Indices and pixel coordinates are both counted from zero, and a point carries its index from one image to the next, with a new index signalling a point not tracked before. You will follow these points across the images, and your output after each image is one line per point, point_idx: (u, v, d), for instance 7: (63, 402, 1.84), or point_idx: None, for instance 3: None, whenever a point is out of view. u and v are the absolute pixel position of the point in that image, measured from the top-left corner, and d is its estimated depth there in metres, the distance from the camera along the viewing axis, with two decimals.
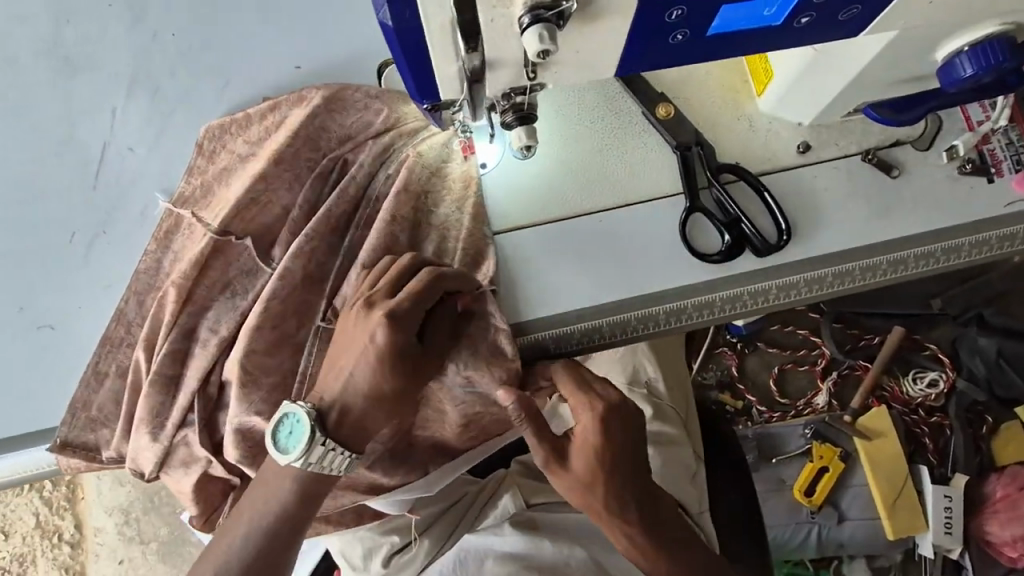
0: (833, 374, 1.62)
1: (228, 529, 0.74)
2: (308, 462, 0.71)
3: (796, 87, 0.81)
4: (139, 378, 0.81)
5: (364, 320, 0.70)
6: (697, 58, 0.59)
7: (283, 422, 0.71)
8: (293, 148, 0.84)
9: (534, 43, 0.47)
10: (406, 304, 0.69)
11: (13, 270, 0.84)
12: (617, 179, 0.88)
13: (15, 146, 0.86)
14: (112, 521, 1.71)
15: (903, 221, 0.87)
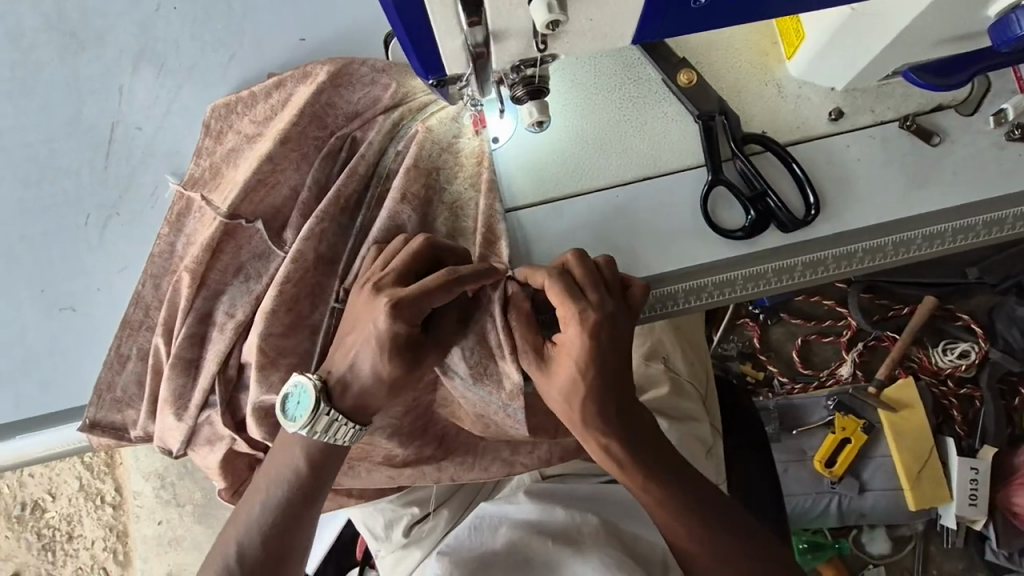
0: (860, 344, 1.58)
1: (250, 499, 0.76)
2: (313, 432, 0.72)
3: (831, 47, 0.75)
4: (160, 360, 0.82)
5: (370, 304, 0.70)
6: (721, 22, 0.55)
7: (291, 392, 0.73)
8: (301, 126, 0.81)
9: (541, 14, 0.43)
10: (413, 294, 0.68)
11: (31, 255, 0.85)
12: (636, 152, 0.84)
13: (26, 129, 0.85)
14: (149, 486, 1.78)
15: (943, 192, 0.82)
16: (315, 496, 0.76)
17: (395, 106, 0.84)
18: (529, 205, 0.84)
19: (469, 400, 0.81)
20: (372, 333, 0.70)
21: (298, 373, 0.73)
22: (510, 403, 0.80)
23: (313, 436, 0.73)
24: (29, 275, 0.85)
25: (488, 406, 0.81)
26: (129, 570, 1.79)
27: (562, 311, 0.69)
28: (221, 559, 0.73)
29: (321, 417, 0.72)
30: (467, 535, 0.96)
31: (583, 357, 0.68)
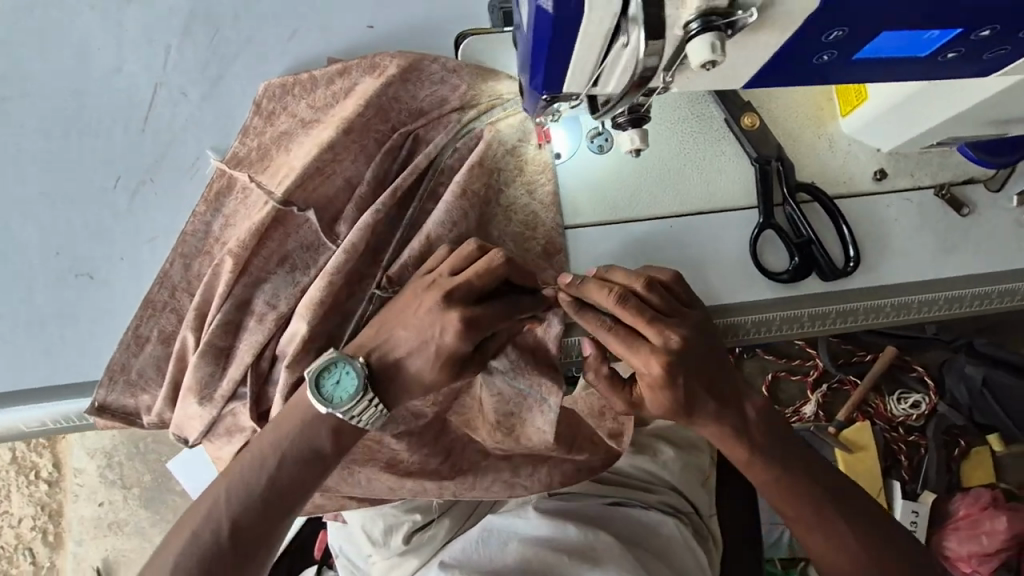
0: (824, 385, 1.60)
1: (233, 470, 0.70)
2: (353, 415, 0.69)
3: (892, 112, 0.79)
4: (186, 346, 0.77)
5: (439, 312, 0.68)
6: (831, 78, 0.57)
7: (331, 370, 0.69)
8: (368, 118, 0.78)
9: (703, 53, 0.43)
10: (486, 316, 0.70)
11: (51, 213, 0.80)
12: (693, 187, 0.86)
13: (58, 78, 0.80)
14: (94, 463, 1.66)
15: (968, 260, 0.87)
16: (317, 474, 0.71)
17: (461, 110, 0.82)
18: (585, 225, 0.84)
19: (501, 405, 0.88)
20: (434, 343, 0.69)
21: (336, 352, 0.69)
22: (547, 400, 0.87)
23: (349, 420, 0.70)
24: (51, 239, 0.80)
25: (522, 400, 0.88)
26: (58, 552, 1.64)
27: (625, 349, 0.71)
28: (202, 534, 0.67)
29: (364, 400, 0.68)
30: (475, 548, 0.97)
31: (669, 395, 0.72)
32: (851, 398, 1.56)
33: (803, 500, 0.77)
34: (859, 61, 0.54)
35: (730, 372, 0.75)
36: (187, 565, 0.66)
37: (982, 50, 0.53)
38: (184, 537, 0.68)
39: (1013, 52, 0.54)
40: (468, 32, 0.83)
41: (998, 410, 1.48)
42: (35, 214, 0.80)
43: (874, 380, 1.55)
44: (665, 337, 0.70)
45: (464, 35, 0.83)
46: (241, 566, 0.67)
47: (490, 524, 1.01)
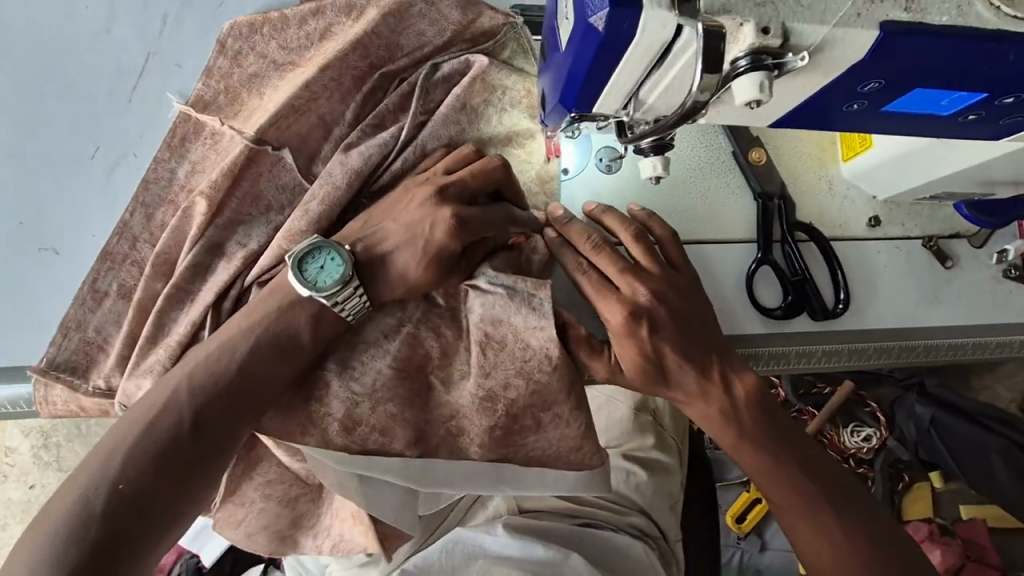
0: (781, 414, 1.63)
1: (197, 358, 0.65)
2: (336, 304, 0.66)
3: (894, 164, 0.81)
4: (147, 296, 0.71)
5: (432, 207, 0.67)
6: (855, 125, 0.57)
7: (314, 256, 0.66)
8: (346, 56, 0.72)
9: (750, 91, 0.43)
10: (477, 214, 0.68)
11: (13, 174, 0.73)
12: (695, 216, 0.86)
13: (39, 28, 0.74)
14: (28, 442, 1.55)
15: (948, 310, 0.90)
16: (290, 365, 0.66)
17: (442, 50, 0.76)
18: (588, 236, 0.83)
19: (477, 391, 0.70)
20: (423, 238, 0.67)
21: (322, 238, 0.66)
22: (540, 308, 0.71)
23: (332, 310, 0.66)
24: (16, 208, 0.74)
25: (507, 305, 0.70)
26: None
27: (596, 294, 0.72)
28: (159, 425, 0.61)
29: (348, 289, 0.65)
30: (437, 557, 0.95)
31: (642, 343, 0.70)
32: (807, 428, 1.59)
33: (793, 480, 0.74)
34: (886, 113, 0.54)
35: (710, 332, 0.74)
36: (140, 460, 0.60)
37: (1002, 115, 0.54)
38: (136, 430, 0.61)
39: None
40: None
41: (943, 453, 1.48)
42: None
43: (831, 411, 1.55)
44: (638, 284, 0.71)
45: None
46: (201, 465, 0.62)
47: (457, 537, 0.99)
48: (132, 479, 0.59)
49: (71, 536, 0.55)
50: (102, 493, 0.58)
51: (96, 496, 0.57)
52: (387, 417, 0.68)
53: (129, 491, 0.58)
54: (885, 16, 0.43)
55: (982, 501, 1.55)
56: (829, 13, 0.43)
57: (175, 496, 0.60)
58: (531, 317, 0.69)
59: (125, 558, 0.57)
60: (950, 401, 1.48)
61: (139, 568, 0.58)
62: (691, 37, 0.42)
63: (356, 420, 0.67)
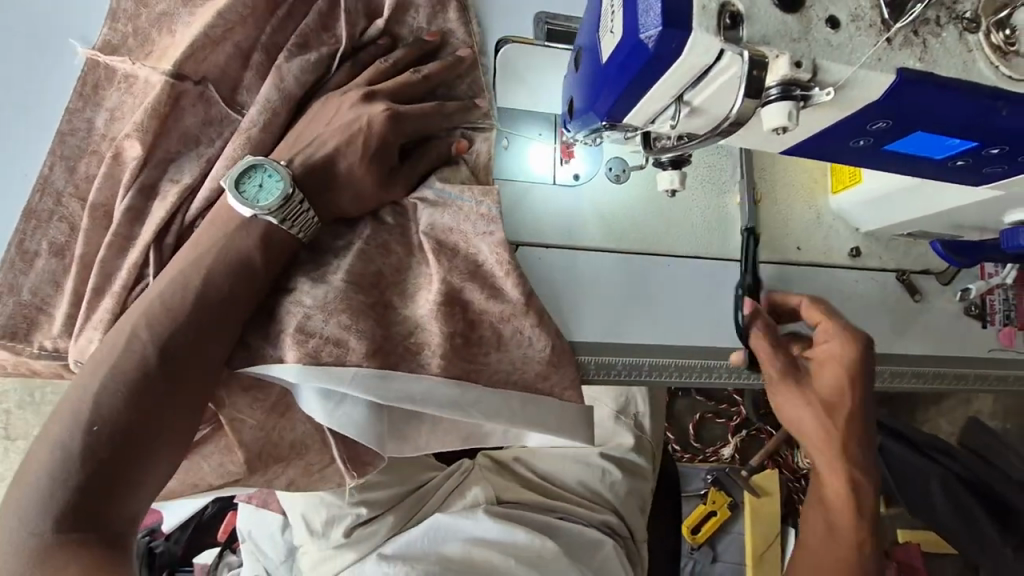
0: (744, 430, 1.72)
1: (169, 277, 0.67)
2: (268, 211, 0.66)
3: (878, 200, 0.87)
4: (121, 216, 0.71)
5: (360, 109, 0.70)
6: (856, 160, 0.62)
7: (250, 175, 0.67)
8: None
9: (780, 118, 0.46)
10: (412, 120, 0.72)
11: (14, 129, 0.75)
12: (695, 231, 0.90)
13: None
14: None
15: (913, 340, 0.97)
16: (245, 284, 0.68)
17: None
18: (593, 236, 0.86)
19: (463, 334, 0.74)
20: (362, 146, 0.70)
21: (258, 157, 0.67)
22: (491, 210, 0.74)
23: (282, 225, 0.68)
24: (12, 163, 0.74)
25: (458, 217, 0.74)
26: None
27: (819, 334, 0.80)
28: (118, 374, 0.63)
29: (291, 201, 0.67)
30: (417, 541, 1.00)
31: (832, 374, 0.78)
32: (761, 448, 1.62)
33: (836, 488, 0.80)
34: (887, 151, 0.59)
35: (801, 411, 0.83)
36: (103, 407, 0.62)
37: (984, 164, 0.60)
38: (102, 373, 0.64)
39: (1007, 173, 0.61)
40: (511, 39, 0.84)
41: (890, 482, 1.54)
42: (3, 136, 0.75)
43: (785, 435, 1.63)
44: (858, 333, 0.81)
45: (506, 42, 0.84)
46: (170, 404, 0.64)
47: (437, 523, 1.02)
48: (105, 422, 0.62)
49: (49, 486, 0.60)
50: (78, 437, 0.61)
51: (64, 447, 0.61)
52: (341, 327, 0.68)
53: (96, 438, 0.61)
54: (902, 62, 0.48)
55: (918, 527, 1.66)
56: (855, 54, 0.46)
57: (144, 437, 0.63)
58: (479, 223, 0.74)
59: (103, 505, 0.61)
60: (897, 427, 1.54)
61: (121, 509, 0.62)
62: (731, 60, 0.45)
63: (309, 329, 0.68)
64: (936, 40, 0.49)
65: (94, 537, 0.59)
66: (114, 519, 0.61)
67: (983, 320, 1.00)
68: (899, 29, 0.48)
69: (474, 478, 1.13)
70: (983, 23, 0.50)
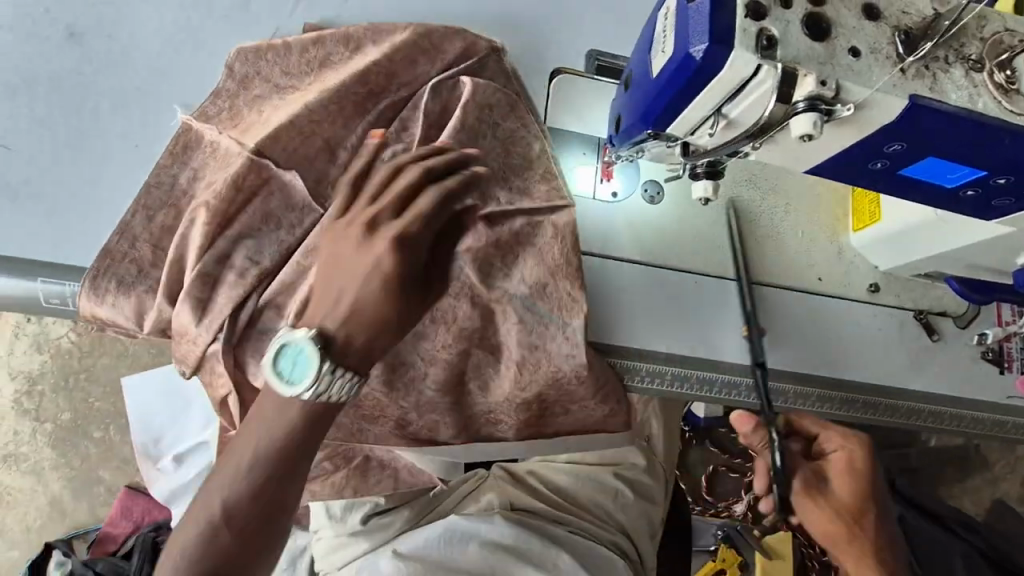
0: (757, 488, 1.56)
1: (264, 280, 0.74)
2: (309, 392, 0.63)
3: (896, 237, 0.93)
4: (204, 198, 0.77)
5: (365, 248, 0.67)
6: (876, 184, 0.68)
7: (280, 355, 0.64)
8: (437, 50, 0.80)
9: (806, 126, 0.54)
10: (415, 228, 0.69)
11: (119, 109, 0.83)
12: (723, 254, 0.96)
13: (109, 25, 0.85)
14: (14, 386, 1.66)
15: (930, 377, 1.00)
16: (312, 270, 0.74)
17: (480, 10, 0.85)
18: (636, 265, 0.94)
19: (516, 351, 0.79)
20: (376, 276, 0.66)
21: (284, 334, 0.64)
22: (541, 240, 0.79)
23: (317, 401, 0.64)
24: (130, 136, 0.83)
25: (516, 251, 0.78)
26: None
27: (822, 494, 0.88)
28: (253, 466, 0.64)
29: (328, 376, 0.64)
30: (436, 542, 1.00)
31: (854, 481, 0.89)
32: None
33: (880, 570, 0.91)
34: (901, 177, 0.66)
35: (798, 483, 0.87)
36: (261, 485, 0.65)
37: (993, 198, 0.65)
38: (262, 440, 0.65)
39: (1013, 208, 0.66)
40: (563, 70, 0.96)
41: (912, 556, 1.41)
42: (113, 112, 0.83)
43: None
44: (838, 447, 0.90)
45: (558, 72, 0.97)
46: (291, 488, 0.66)
47: (454, 524, 1.02)
48: (245, 491, 0.64)
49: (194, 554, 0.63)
50: (228, 502, 0.64)
51: (213, 520, 0.64)
52: None
53: (240, 521, 0.64)
54: (914, 90, 0.55)
55: None
56: (872, 80, 0.55)
57: (275, 514, 0.66)
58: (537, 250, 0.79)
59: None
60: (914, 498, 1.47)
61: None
62: (766, 74, 0.54)
63: None
64: (945, 76, 0.56)
65: None
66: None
67: (999, 365, 1.02)
68: (912, 62, 0.56)
69: (487, 485, 1.15)
70: (987, 65, 0.57)
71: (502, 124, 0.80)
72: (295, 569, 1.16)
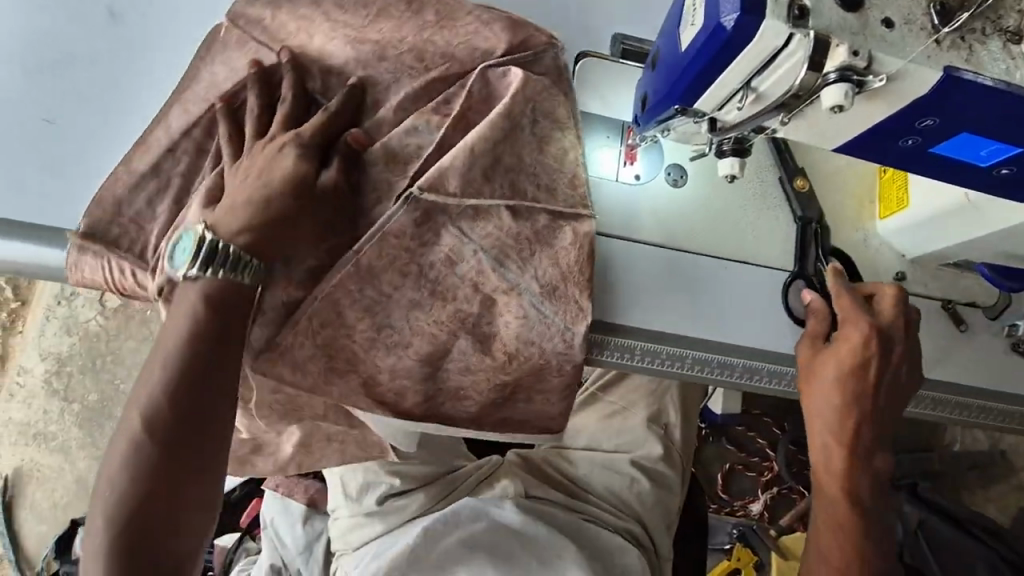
0: (773, 488, 1.57)
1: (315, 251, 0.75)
2: (206, 274, 0.68)
3: (924, 223, 0.92)
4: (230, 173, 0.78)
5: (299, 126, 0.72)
6: (906, 162, 0.68)
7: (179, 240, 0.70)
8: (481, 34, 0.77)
9: (836, 97, 0.54)
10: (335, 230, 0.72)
11: (146, 85, 0.85)
12: (745, 238, 0.96)
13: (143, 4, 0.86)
14: (44, 366, 1.71)
15: (957, 368, 0.98)
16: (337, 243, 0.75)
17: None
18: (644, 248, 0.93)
19: (525, 319, 0.79)
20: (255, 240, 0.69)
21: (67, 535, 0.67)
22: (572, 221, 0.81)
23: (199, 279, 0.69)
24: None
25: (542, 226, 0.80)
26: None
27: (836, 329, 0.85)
28: (120, 497, 0.65)
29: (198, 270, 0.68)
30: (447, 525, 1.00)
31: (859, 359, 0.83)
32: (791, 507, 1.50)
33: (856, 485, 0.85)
34: (932, 154, 0.65)
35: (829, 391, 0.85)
36: (155, 450, 0.66)
37: None
38: (128, 468, 0.66)
39: None
40: (588, 53, 0.96)
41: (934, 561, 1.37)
42: (136, 86, 0.85)
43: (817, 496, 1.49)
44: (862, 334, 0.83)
45: (583, 55, 0.97)
46: (200, 435, 0.67)
47: (466, 504, 1.04)
48: (133, 499, 0.65)
49: (119, 488, 0.65)
50: (124, 482, 0.65)
51: (129, 457, 0.66)
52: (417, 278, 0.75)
53: (148, 458, 0.66)
54: (949, 61, 0.55)
55: None
56: (907, 51, 0.54)
57: (185, 464, 0.67)
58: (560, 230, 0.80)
59: (171, 526, 0.66)
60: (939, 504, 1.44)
61: (190, 525, 0.68)
62: (799, 44, 0.53)
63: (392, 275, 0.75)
64: (982, 48, 0.56)
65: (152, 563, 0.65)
66: (184, 540, 0.67)
67: None
68: (947, 34, 0.55)
69: (504, 470, 1.13)
70: None
71: (528, 131, 0.78)
72: (311, 554, 1.19)
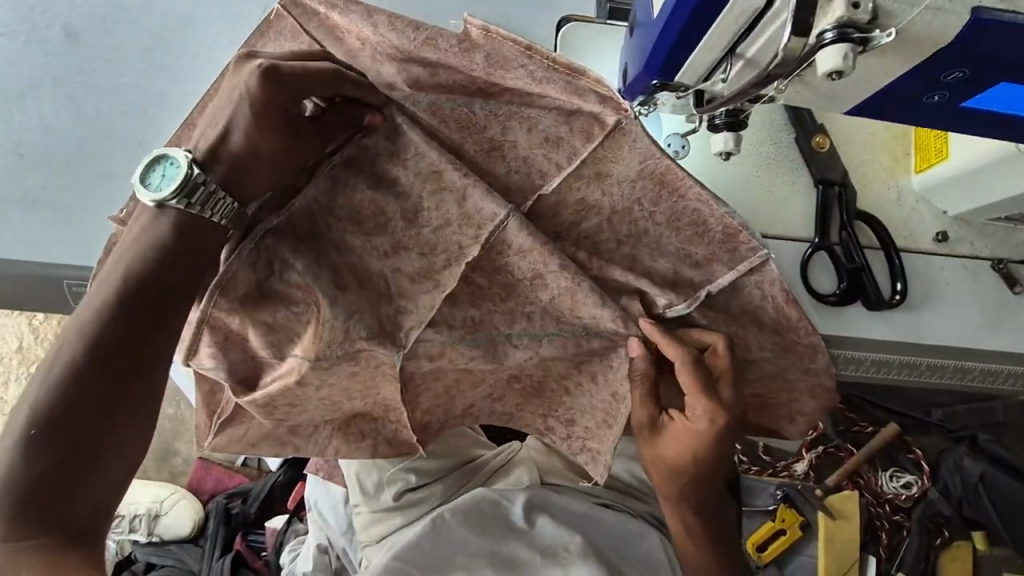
0: (819, 449, 1.28)
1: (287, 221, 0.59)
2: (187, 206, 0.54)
3: (966, 177, 0.80)
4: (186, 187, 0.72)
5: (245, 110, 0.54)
6: (936, 122, 0.58)
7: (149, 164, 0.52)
8: (545, 82, 0.60)
9: (834, 60, 0.45)
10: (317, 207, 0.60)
11: (120, 107, 0.84)
12: (760, 205, 0.87)
13: (107, 26, 0.86)
14: None
15: (1011, 334, 0.88)
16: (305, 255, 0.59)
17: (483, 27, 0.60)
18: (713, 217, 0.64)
19: None
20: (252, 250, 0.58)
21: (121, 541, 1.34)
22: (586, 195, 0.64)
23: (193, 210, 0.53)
24: (139, 131, 0.84)
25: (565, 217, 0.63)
26: None
27: (692, 392, 0.65)
28: (32, 439, 0.48)
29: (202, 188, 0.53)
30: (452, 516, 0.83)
31: (704, 445, 0.67)
32: (843, 468, 1.24)
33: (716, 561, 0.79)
34: (965, 110, 0.55)
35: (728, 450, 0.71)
36: (80, 393, 0.49)
37: None
38: (49, 400, 0.49)
39: None
40: (573, 18, 0.88)
41: (994, 515, 1.19)
42: (111, 109, 0.84)
43: (871, 455, 1.24)
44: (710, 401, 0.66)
45: (567, 21, 0.89)
46: (145, 384, 0.52)
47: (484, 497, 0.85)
48: (51, 445, 0.48)
49: (36, 422, 0.48)
50: (33, 431, 0.48)
51: (44, 397, 0.49)
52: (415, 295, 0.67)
53: (71, 399, 0.49)
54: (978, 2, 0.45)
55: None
56: None
57: (121, 418, 0.50)
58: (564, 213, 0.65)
59: (77, 482, 0.48)
60: (1002, 457, 1.20)
61: (100, 490, 0.49)
62: (782, 8, 0.46)
63: None
64: None
65: (65, 527, 0.47)
66: (86, 501, 0.48)
67: None
68: None
69: (521, 457, 0.97)
70: None
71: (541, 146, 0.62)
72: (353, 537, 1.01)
